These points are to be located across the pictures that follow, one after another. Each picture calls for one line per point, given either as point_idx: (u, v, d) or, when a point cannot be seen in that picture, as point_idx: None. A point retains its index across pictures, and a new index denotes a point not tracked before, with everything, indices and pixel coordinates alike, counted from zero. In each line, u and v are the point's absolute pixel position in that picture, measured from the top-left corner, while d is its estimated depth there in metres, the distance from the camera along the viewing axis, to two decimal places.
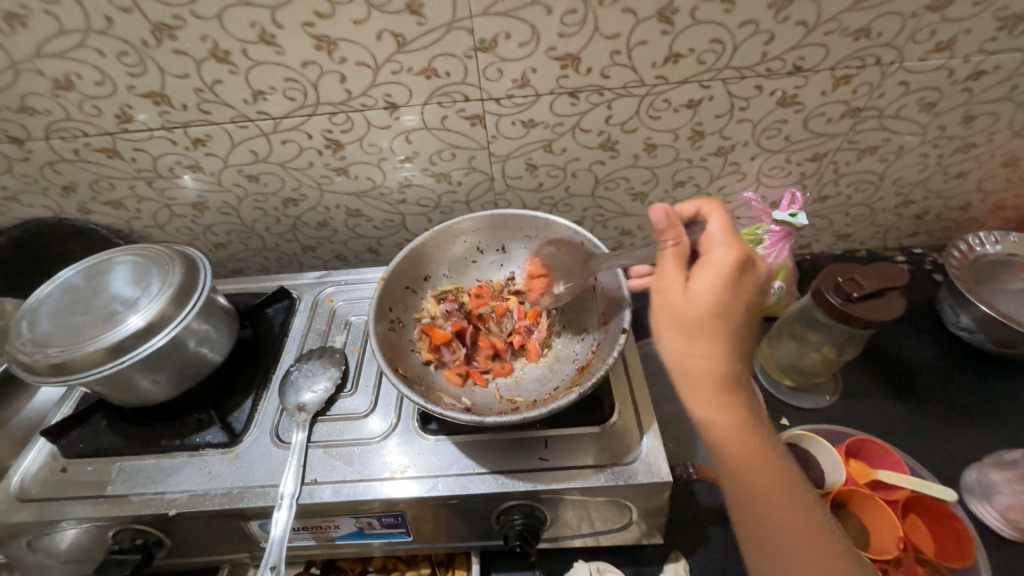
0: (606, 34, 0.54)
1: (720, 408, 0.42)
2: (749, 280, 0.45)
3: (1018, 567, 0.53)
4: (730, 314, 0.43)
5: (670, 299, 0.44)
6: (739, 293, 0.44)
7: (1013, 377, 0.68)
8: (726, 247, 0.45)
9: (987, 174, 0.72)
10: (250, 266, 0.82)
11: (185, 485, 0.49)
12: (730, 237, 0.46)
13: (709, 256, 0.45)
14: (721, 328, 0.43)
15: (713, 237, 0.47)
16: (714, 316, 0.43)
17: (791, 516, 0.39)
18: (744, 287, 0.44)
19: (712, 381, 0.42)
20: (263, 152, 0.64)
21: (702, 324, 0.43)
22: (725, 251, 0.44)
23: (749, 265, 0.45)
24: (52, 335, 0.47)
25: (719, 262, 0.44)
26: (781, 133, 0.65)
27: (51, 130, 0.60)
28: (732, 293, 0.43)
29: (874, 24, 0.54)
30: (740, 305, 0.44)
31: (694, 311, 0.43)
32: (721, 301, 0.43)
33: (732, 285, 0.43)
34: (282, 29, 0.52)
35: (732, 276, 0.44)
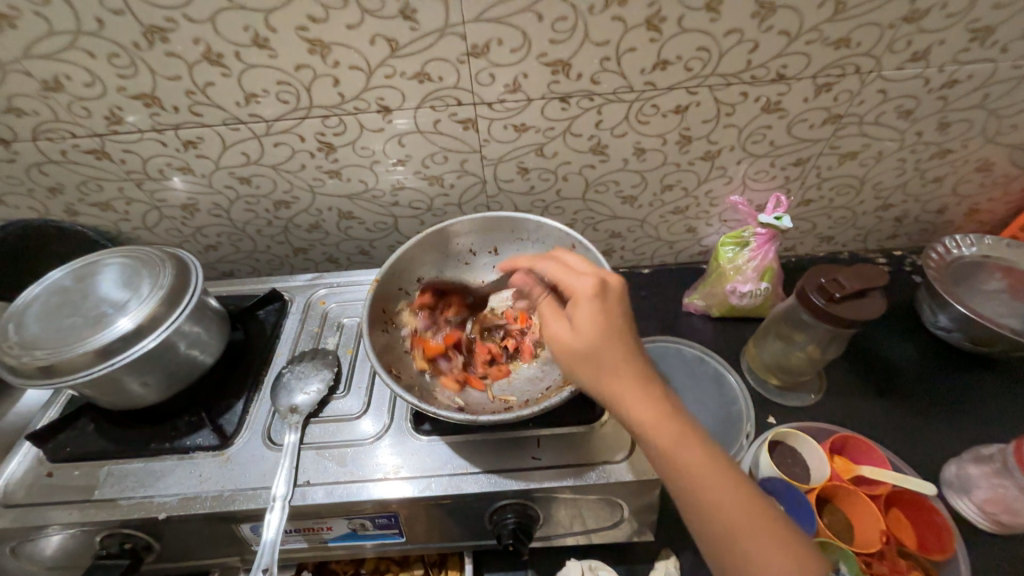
0: (595, 41, 0.55)
1: (653, 416, 0.40)
2: (610, 295, 0.45)
3: (995, 558, 0.55)
4: (617, 331, 0.43)
5: (562, 342, 0.44)
6: (612, 311, 0.44)
7: (990, 375, 0.70)
8: (581, 274, 0.46)
9: (963, 178, 0.75)
10: (241, 268, 0.82)
11: (175, 489, 0.48)
12: (568, 268, 0.47)
13: (569, 288, 0.46)
14: (618, 349, 0.42)
15: (558, 272, 0.48)
16: (604, 344, 0.42)
17: (745, 511, 0.38)
18: (614, 304, 0.44)
19: (634, 394, 0.41)
20: (255, 154, 0.64)
21: (595, 354, 0.42)
22: (583, 279, 0.45)
23: (605, 284, 0.45)
24: (40, 338, 0.47)
25: (580, 293, 0.44)
26: (766, 138, 0.67)
27: (38, 131, 0.59)
28: (610, 315, 0.43)
29: (853, 35, 0.56)
30: (618, 322, 0.43)
31: (583, 345, 0.43)
32: (599, 328, 0.43)
33: (601, 308, 0.43)
34: (275, 33, 0.52)
35: (598, 301, 0.44)
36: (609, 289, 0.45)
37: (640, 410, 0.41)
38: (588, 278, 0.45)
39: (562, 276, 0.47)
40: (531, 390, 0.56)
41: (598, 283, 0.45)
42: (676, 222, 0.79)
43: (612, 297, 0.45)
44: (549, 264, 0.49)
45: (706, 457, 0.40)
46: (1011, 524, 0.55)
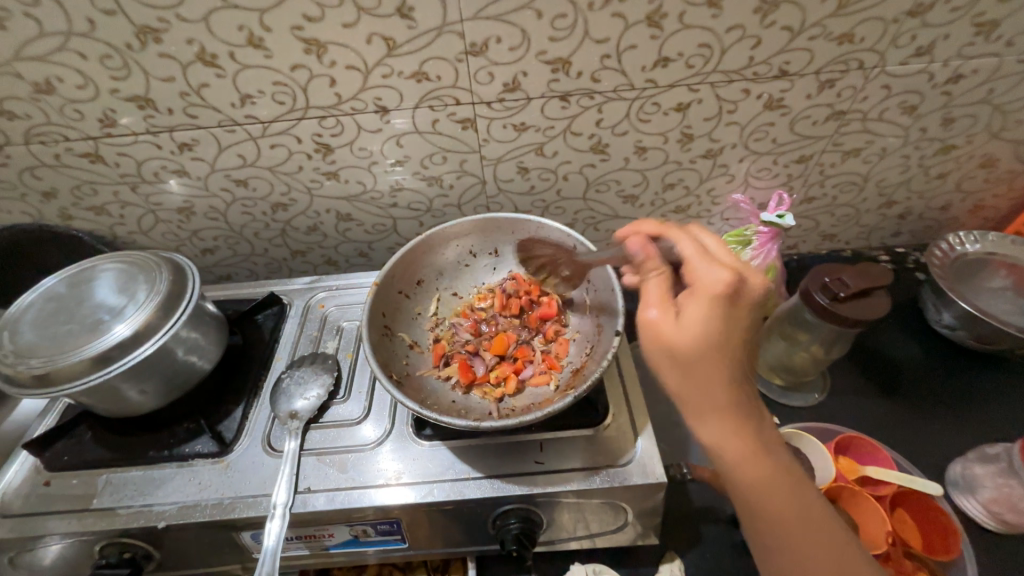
0: (596, 38, 0.54)
1: (730, 436, 0.37)
2: (738, 300, 0.38)
3: (1001, 558, 0.55)
4: (725, 340, 0.38)
5: (666, 332, 0.38)
6: (732, 316, 0.38)
7: (994, 373, 0.70)
8: (715, 266, 0.39)
9: (967, 175, 0.74)
10: (238, 272, 0.81)
11: (174, 497, 0.48)
12: (704, 255, 0.41)
13: (695, 278, 0.40)
14: (723, 360, 0.37)
15: (691, 255, 0.41)
16: (709, 352, 0.37)
17: (816, 535, 0.36)
18: (739, 311, 0.38)
19: (719, 410, 0.37)
20: (251, 156, 0.63)
21: (698, 357, 0.37)
22: (715, 272, 0.38)
23: (743, 285, 0.38)
24: (35, 345, 0.46)
25: (710, 289, 0.38)
26: (768, 136, 0.66)
27: (31, 134, 0.58)
28: (728, 321, 0.38)
29: (856, 30, 0.55)
30: (734, 329, 0.38)
31: (688, 345, 0.37)
32: (714, 330, 0.37)
33: (723, 308, 0.38)
34: (270, 32, 0.51)
35: (723, 301, 0.38)
36: (744, 292, 0.39)
37: (719, 427, 0.38)
38: (723, 272, 0.39)
39: (695, 260, 0.41)
40: (535, 392, 0.55)
41: (734, 283, 0.38)
42: (677, 221, 0.78)
43: (742, 301, 0.38)
44: (685, 244, 0.42)
45: (784, 473, 0.38)
46: (1016, 524, 0.54)
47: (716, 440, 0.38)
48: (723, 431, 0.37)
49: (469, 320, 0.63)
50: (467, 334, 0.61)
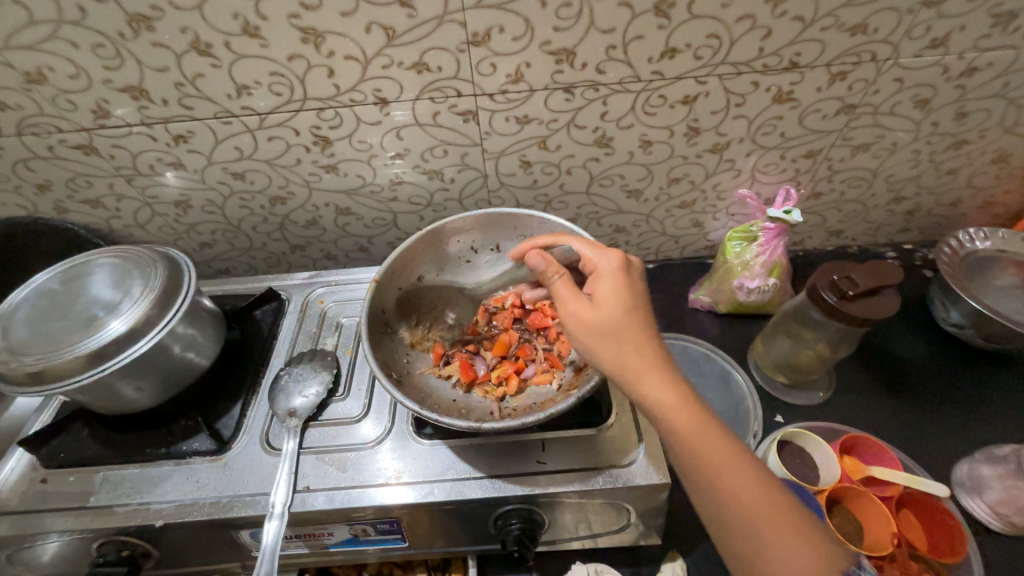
0: (602, 28, 0.52)
1: (671, 397, 0.40)
2: (632, 272, 0.46)
3: (1006, 559, 0.54)
4: (636, 309, 0.43)
5: (585, 314, 0.43)
6: (635, 288, 0.44)
7: (1002, 372, 0.69)
8: (608, 249, 0.47)
9: (978, 170, 0.72)
10: (237, 266, 0.80)
11: (172, 495, 0.47)
12: (595, 246, 0.48)
13: (595, 263, 0.47)
14: (642, 326, 0.42)
15: (584, 249, 0.48)
16: (625, 321, 0.42)
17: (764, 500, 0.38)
18: (636, 280, 0.46)
19: (653, 373, 0.41)
20: (248, 149, 0.62)
21: (618, 327, 0.42)
22: (608, 254, 0.46)
23: (631, 262, 0.47)
24: (29, 343, 0.45)
25: (604, 267, 0.46)
26: (777, 129, 0.65)
27: (23, 125, 0.57)
28: (634, 291, 0.44)
29: (870, 20, 0.53)
30: (641, 297, 0.44)
31: (607, 320, 0.42)
32: (621, 302, 0.43)
33: (624, 282, 0.44)
34: (266, 21, 0.50)
35: (626, 277, 0.45)
36: (635, 268, 0.46)
37: (660, 389, 0.40)
38: (618, 253, 0.46)
39: (591, 250, 0.48)
40: (538, 390, 0.55)
41: (624, 261, 0.46)
42: (682, 216, 0.77)
43: (635, 274, 0.46)
44: (577, 241, 0.49)
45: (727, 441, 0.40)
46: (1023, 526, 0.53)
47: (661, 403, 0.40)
48: (663, 393, 0.40)
49: (469, 321, 0.63)
50: (468, 336, 0.61)
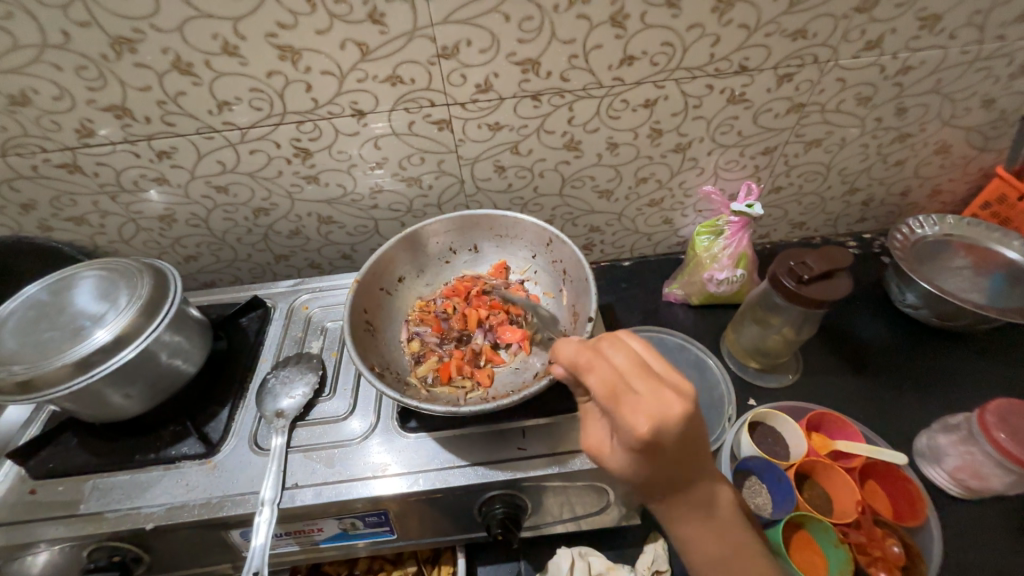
0: (563, 39, 0.56)
1: (691, 526, 0.40)
2: (661, 447, 0.34)
3: (964, 522, 0.58)
4: (664, 468, 0.36)
5: (608, 464, 0.39)
6: (663, 457, 0.35)
7: (957, 348, 0.73)
8: (631, 415, 0.34)
9: (923, 161, 0.78)
10: (223, 278, 0.82)
11: (162, 499, 0.48)
12: (620, 392, 0.35)
13: (617, 428, 0.36)
14: (674, 482, 0.38)
15: (605, 396, 0.36)
16: (653, 481, 0.37)
17: None
18: (668, 451, 0.35)
19: (676, 509, 0.39)
20: (231, 163, 0.64)
21: (648, 486, 0.38)
22: (634, 426, 0.34)
23: (661, 432, 0.34)
24: (16, 353, 0.46)
25: (626, 441, 0.35)
26: (734, 128, 0.69)
27: (8, 146, 0.59)
28: (662, 460, 0.35)
29: (809, 26, 0.58)
30: (671, 466, 0.36)
31: (630, 480, 0.38)
32: (648, 471, 0.37)
33: (650, 458, 0.35)
34: (245, 40, 0.52)
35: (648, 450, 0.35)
36: (666, 436, 0.34)
37: (684, 518, 0.40)
38: (638, 431, 0.34)
39: (611, 407, 0.35)
40: (512, 381, 0.57)
41: (648, 436, 0.34)
42: (653, 214, 0.81)
43: (666, 444, 0.34)
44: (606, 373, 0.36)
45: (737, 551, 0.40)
46: (980, 489, 0.57)
47: (684, 531, 0.40)
48: (683, 525, 0.40)
49: (430, 323, 0.62)
50: (434, 338, 0.61)
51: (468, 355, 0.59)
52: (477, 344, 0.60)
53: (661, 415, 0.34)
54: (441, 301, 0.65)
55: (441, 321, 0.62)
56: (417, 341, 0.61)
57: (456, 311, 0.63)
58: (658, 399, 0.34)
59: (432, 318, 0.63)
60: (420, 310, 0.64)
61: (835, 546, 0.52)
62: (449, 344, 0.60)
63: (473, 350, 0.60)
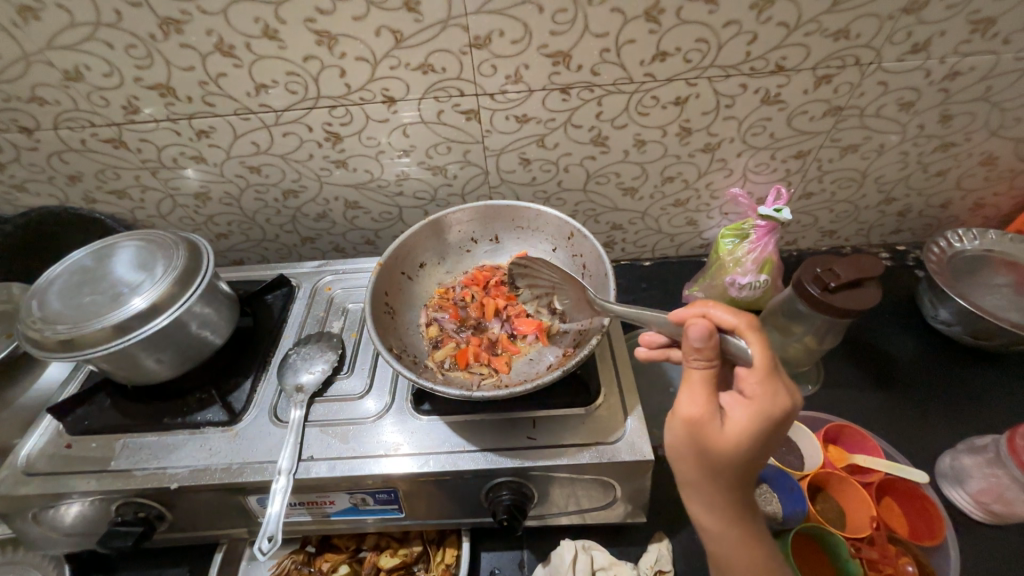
0: (595, 32, 0.56)
1: (730, 527, 0.41)
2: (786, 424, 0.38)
3: (986, 548, 0.56)
4: (765, 445, 0.38)
5: (710, 436, 0.37)
6: (774, 434, 0.38)
7: (990, 369, 0.70)
8: (782, 389, 0.37)
9: (967, 172, 0.74)
10: (250, 257, 0.84)
11: (186, 461, 0.51)
12: (772, 367, 0.38)
13: (754, 398, 0.37)
14: (748, 471, 0.39)
15: (764, 364, 0.37)
16: (738, 465, 0.38)
17: None
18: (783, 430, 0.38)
19: (721, 504, 0.40)
20: (265, 144, 0.66)
21: (733, 467, 0.38)
22: (784, 400, 0.37)
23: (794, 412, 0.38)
24: (61, 313, 0.49)
25: (765, 412, 0.36)
26: (766, 130, 0.67)
27: (60, 119, 0.62)
28: (767, 442, 0.38)
29: (852, 26, 0.56)
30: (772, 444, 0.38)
31: (726, 454, 0.38)
32: (751, 447, 0.37)
33: (765, 434, 0.37)
34: (285, 24, 0.54)
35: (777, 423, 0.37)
36: (786, 419, 0.38)
37: (725, 514, 0.41)
38: (787, 402, 0.37)
39: (761, 377, 0.37)
40: (528, 371, 0.57)
41: (788, 410, 0.37)
42: (677, 214, 0.80)
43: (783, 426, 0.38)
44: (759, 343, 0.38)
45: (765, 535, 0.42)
46: (1004, 515, 0.55)
47: (717, 519, 0.41)
48: (720, 522, 0.41)
49: (449, 310, 0.63)
50: (452, 324, 0.61)
51: (485, 343, 0.59)
52: (495, 333, 0.61)
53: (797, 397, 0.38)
54: (461, 289, 0.66)
55: (459, 309, 0.63)
56: (435, 326, 0.62)
57: (475, 300, 0.64)
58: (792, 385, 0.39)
59: (452, 307, 0.63)
60: (440, 295, 0.65)
61: (846, 560, 0.50)
62: (467, 333, 0.61)
63: (490, 339, 0.60)
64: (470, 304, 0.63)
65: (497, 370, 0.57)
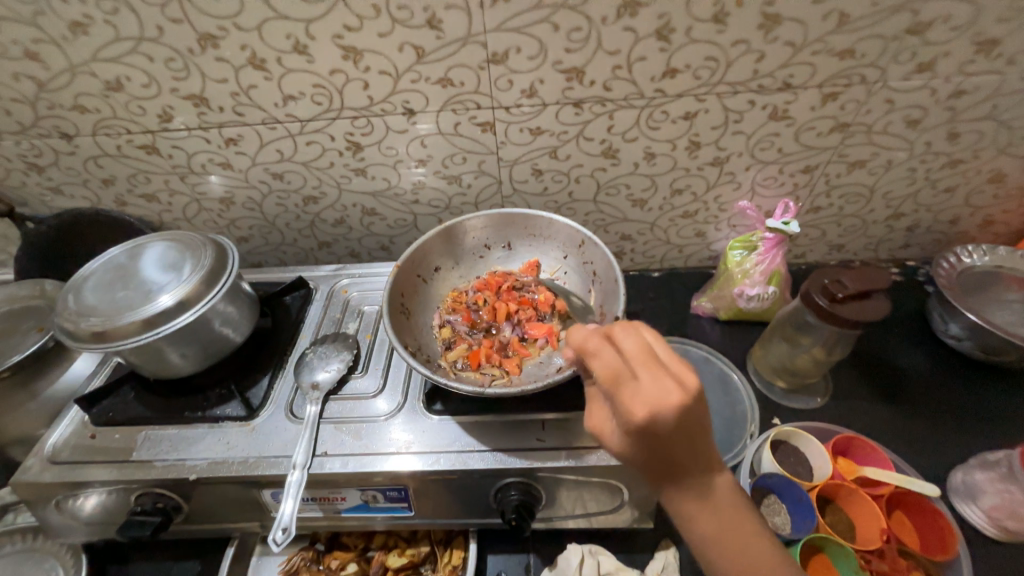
0: (608, 50, 0.58)
1: (694, 509, 0.39)
2: (658, 431, 0.35)
3: (1000, 566, 0.55)
4: (659, 447, 0.36)
5: (606, 443, 0.40)
6: (660, 440, 0.36)
7: (1002, 385, 0.70)
8: (627, 401, 0.35)
9: (975, 189, 0.75)
10: (269, 260, 0.87)
11: (205, 453, 0.52)
12: (622, 379, 0.36)
13: (617, 412, 0.37)
14: (667, 464, 0.37)
15: (606, 380, 0.37)
16: (647, 463, 0.38)
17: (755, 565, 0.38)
18: (669, 434, 0.35)
19: (668, 488, 0.39)
20: (289, 152, 0.69)
21: (643, 464, 0.38)
22: (630, 411, 0.35)
23: (656, 420, 0.35)
24: (95, 306, 0.51)
25: (624, 423, 0.36)
26: (774, 145, 0.69)
27: (99, 126, 0.66)
28: (658, 445, 0.36)
29: (858, 46, 0.58)
30: (664, 447, 0.36)
31: (625, 458, 0.38)
32: (642, 451, 0.37)
33: (646, 440, 0.36)
34: (314, 40, 0.57)
35: (644, 432, 0.35)
36: (662, 425, 0.35)
37: (682, 501, 0.39)
38: (636, 412, 0.35)
39: (612, 392, 0.36)
40: (539, 373, 0.59)
41: (644, 420, 0.35)
42: (685, 226, 0.81)
43: (660, 431, 0.35)
44: (598, 362, 0.37)
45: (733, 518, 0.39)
46: (1017, 532, 0.55)
47: (677, 505, 0.39)
48: (683, 508, 0.39)
49: (461, 312, 0.64)
50: (464, 327, 0.63)
51: (496, 345, 0.60)
52: (506, 336, 0.62)
53: (669, 403, 0.34)
54: (473, 293, 0.67)
55: (471, 311, 0.65)
56: (448, 328, 0.63)
57: (487, 303, 0.65)
58: (658, 392, 0.35)
59: (465, 309, 0.65)
60: (453, 299, 0.66)
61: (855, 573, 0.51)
62: (479, 335, 0.62)
63: (501, 342, 0.61)
64: (483, 307, 0.65)
65: (508, 371, 0.58)
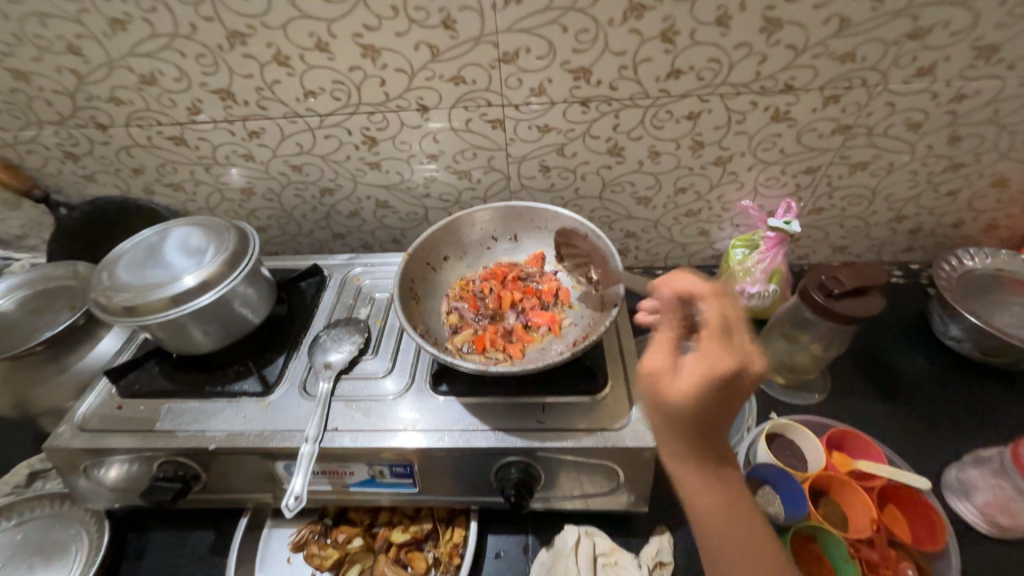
0: (614, 51, 0.61)
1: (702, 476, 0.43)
2: (734, 385, 0.41)
3: (992, 561, 0.56)
4: (715, 403, 0.41)
5: (664, 386, 0.42)
6: (720, 395, 0.41)
7: (1002, 387, 0.70)
8: (728, 353, 0.42)
9: (978, 193, 0.76)
10: (285, 250, 0.90)
11: (223, 425, 0.55)
12: (725, 334, 0.44)
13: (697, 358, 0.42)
14: (702, 423, 0.42)
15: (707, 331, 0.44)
16: (690, 416, 0.41)
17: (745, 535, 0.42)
18: (737, 391, 0.41)
19: (687, 450, 0.43)
20: (308, 145, 0.73)
21: (687, 416, 0.41)
22: (726, 360, 0.41)
23: (740, 373, 0.40)
24: (126, 283, 0.55)
25: (711, 367, 0.41)
26: (776, 146, 0.71)
27: (132, 118, 0.70)
28: (719, 400, 0.41)
29: (858, 49, 0.60)
30: (722, 405, 0.41)
31: (677, 404, 0.42)
32: (702, 400, 0.41)
33: (716, 391, 0.41)
34: (335, 39, 0.60)
35: (719, 380, 0.40)
36: (736, 379, 0.40)
37: (694, 466, 0.43)
38: (731, 362, 0.41)
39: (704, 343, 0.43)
40: (541, 357, 0.61)
41: (728, 371, 0.40)
42: (689, 224, 0.83)
43: (734, 386, 0.41)
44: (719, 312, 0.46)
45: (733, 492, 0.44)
46: (1011, 528, 0.55)
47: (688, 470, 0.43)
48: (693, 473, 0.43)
49: (468, 300, 0.67)
50: (471, 313, 0.65)
51: (501, 331, 0.63)
52: (510, 323, 0.64)
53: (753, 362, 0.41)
54: (479, 282, 0.70)
55: (477, 299, 0.67)
56: (455, 314, 0.66)
57: (493, 292, 0.67)
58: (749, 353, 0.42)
59: (472, 297, 0.67)
60: (460, 287, 0.69)
61: (847, 562, 0.52)
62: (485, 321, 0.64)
63: (506, 328, 0.63)
64: (489, 296, 0.67)
65: (511, 355, 0.59)
